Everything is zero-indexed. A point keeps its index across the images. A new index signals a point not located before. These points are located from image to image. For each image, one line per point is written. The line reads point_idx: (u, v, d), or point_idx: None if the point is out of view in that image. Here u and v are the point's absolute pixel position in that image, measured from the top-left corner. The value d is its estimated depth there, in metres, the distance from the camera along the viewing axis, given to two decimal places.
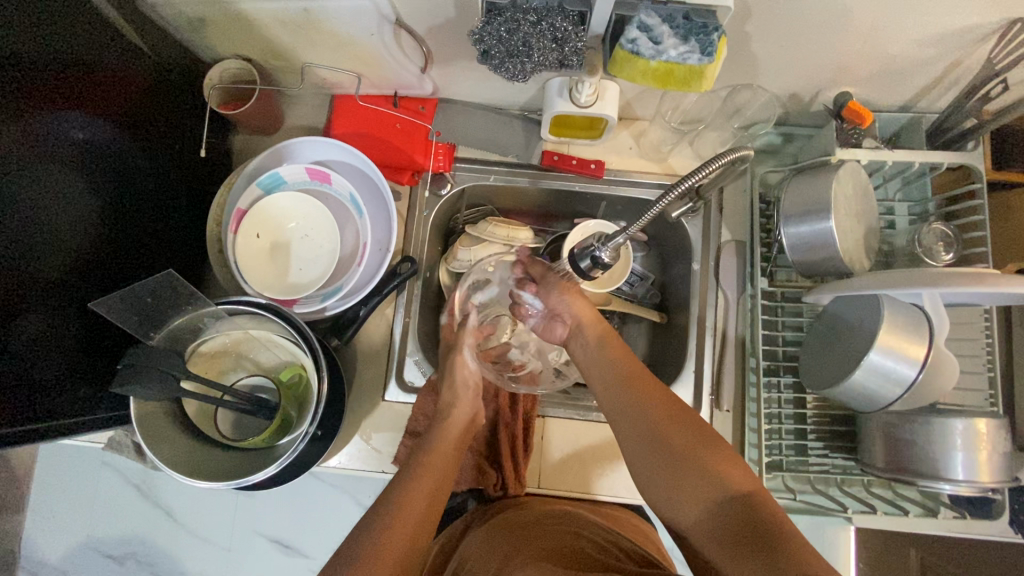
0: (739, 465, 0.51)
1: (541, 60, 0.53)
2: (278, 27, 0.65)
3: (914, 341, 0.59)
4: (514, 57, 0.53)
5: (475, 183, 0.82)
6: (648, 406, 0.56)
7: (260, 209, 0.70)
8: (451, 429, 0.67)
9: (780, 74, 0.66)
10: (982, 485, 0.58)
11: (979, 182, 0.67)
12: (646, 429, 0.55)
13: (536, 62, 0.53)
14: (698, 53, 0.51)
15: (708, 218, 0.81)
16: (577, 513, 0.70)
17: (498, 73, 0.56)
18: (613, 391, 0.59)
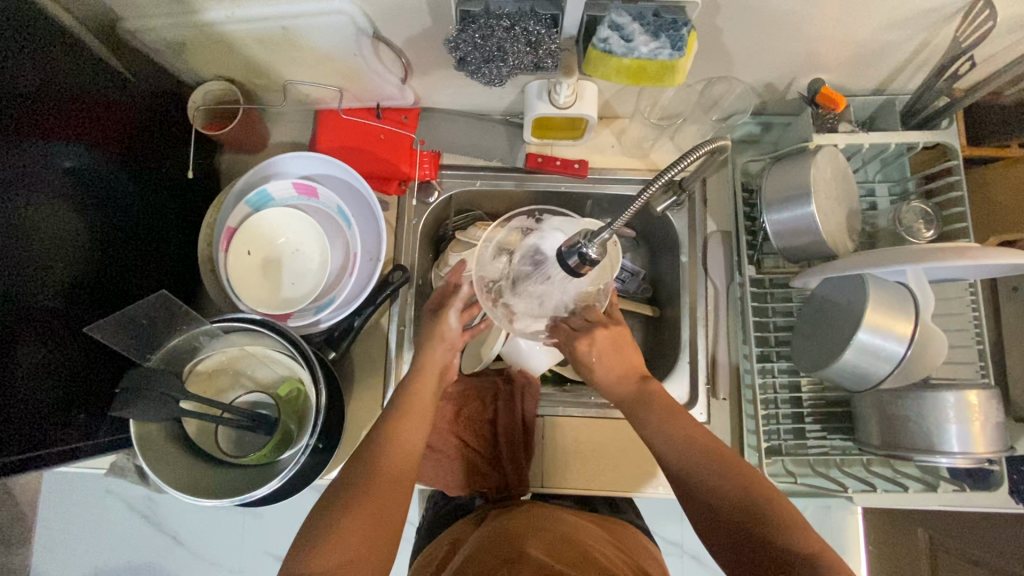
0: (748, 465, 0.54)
1: (516, 63, 0.55)
2: (258, 46, 0.66)
3: (902, 319, 0.60)
4: (490, 62, 0.54)
5: (461, 189, 0.83)
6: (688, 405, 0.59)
7: (250, 227, 0.71)
8: (405, 426, 0.63)
9: (753, 64, 0.68)
10: (977, 456, 0.59)
11: (956, 160, 0.68)
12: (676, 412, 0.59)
13: (513, 65, 0.55)
14: (668, 48, 0.52)
15: (693, 211, 0.82)
16: (577, 525, 0.70)
17: (475, 79, 0.58)
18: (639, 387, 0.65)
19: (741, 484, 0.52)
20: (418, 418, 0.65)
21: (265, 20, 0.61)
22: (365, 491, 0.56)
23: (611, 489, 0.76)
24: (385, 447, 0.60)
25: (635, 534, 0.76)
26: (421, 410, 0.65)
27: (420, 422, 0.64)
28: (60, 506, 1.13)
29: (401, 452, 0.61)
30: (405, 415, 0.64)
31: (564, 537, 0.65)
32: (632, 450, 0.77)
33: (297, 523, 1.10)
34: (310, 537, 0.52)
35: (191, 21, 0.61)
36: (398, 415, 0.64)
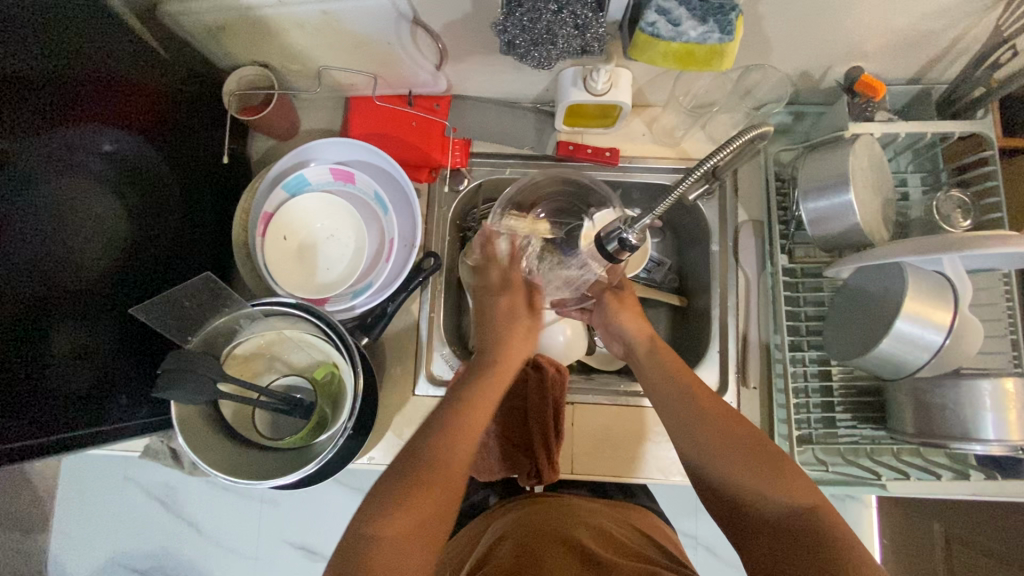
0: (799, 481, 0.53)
1: (564, 46, 0.55)
2: (295, 31, 0.66)
3: (940, 309, 0.59)
4: (539, 45, 0.54)
5: (491, 177, 0.84)
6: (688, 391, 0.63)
7: (286, 211, 0.71)
8: (492, 394, 0.64)
9: (791, 52, 0.67)
10: (1013, 444, 0.59)
11: (991, 149, 0.68)
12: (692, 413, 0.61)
13: (561, 49, 0.55)
14: (717, 33, 0.51)
15: (723, 200, 0.82)
16: (608, 515, 0.72)
17: (521, 62, 0.58)
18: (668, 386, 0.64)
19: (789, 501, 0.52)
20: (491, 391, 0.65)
21: (306, 5, 0.61)
22: (428, 491, 0.52)
23: (642, 477, 0.77)
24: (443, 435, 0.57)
25: (658, 522, 0.77)
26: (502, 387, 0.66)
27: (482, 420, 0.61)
28: (82, 492, 1.14)
29: (482, 418, 0.61)
30: (462, 413, 0.60)
31: (594, 527, 0.66)
32: (663, 438, 0.77)
33: (318, 511, 1.11)
34: (378, 500, 0.51)
35: (232, 5, 0.61)
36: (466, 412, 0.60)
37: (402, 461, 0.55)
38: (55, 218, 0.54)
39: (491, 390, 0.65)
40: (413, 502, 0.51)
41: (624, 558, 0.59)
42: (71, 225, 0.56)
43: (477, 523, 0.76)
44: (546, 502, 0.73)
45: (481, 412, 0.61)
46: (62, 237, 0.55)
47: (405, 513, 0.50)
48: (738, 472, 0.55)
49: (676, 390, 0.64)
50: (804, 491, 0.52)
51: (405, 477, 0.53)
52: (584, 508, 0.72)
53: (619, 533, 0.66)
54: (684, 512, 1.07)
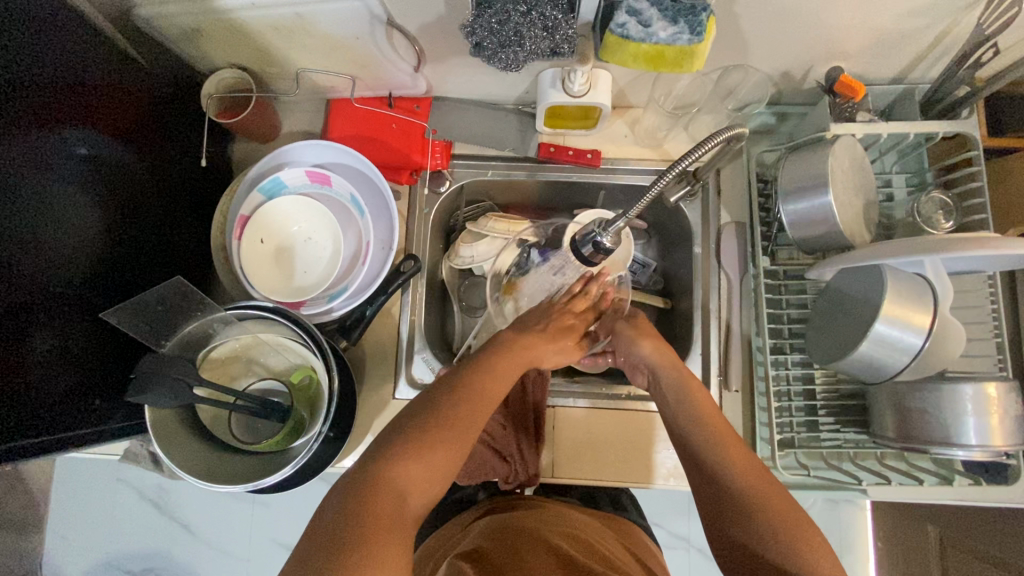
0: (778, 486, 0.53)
1: (532, 48, 0.54)
2: (271, 33, 0.66)
3: (920, 312, 0.59)
4: (507, 47, 0.54)
5: (472, 179, 0.83)
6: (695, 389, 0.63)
7: (263, 214, 0.70)
8: (506, 370, 0.62)
9: (770, 52, 0.67)
10: (995, 450, 0.58)
11: (976, 150, 0.66)
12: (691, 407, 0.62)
13: (529, 50, 0.54)
14: (687, 33, 0.51)
15: (706, 201, 0.81)
16: (588, 525, 0.71)
17: (491, 64, 0.57)
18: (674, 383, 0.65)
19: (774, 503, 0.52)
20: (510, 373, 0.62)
21: (279, 7, 0.60)
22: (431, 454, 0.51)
23: (622, 482, 0.76)
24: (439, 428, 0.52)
25: (634, 528, 0.77)
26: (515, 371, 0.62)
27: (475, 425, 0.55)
28: (73, 494, 1.15)
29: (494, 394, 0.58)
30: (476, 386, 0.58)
31: (570, 533, 0.66)
32: (643, 441, 0.77)
33: (306, 513, 1.11)
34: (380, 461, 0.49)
35: (205, 7, 0.61)
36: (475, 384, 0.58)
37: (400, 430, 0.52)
38: (35, 221, 0.54)
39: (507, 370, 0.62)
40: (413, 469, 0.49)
41: (603, 568, 0.59)
42: (49, 228, 0.56)
43: (453, 524, 0.76)
44: (522, 506, 0.73)
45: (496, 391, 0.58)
46: (41, 241, 0.55)
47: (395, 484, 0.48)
48: (757, 490, 0.52)
49: (680, 386, 0.64)
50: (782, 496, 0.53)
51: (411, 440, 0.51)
52: (567, 517, 0.71)
53: (597, 544, 0.65)
54: (671, 514, 1.07)
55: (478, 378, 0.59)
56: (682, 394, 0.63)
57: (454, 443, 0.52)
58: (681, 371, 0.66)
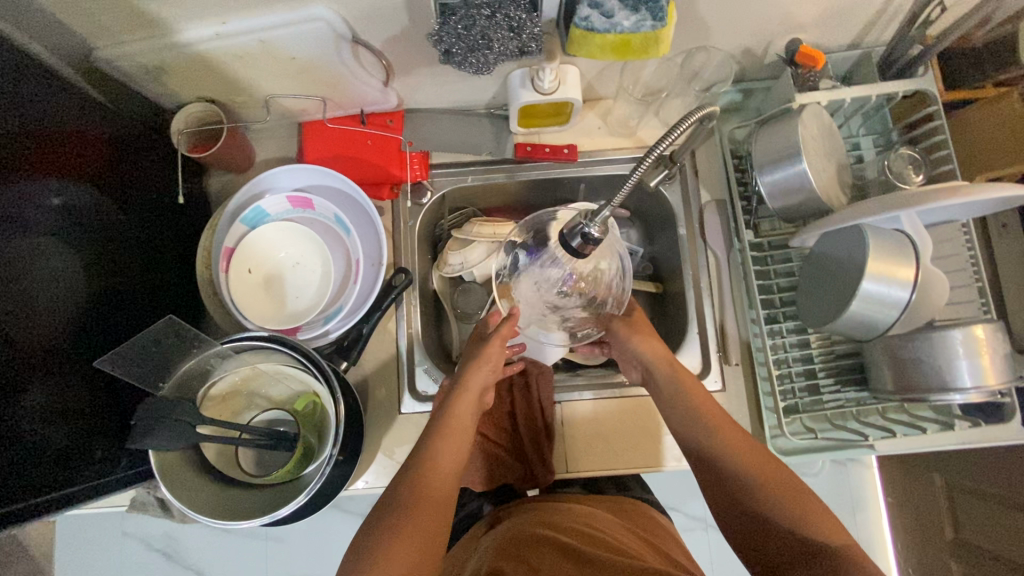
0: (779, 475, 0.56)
1: (500, 50, 0.54)
2: (235, 62, 0.66)
3: (903, 266, 0.60)
4: (475, 51, 0.54)
5: (453, 186, 0.84)
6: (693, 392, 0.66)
7: (248, 244, 0.69)
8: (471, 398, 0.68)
9: (729, 31, 0.68)
10: (989, 389, 0.60)
11: (936, 104, 0.69)
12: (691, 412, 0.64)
13: (498, 52, 0.55)
14: (650, 20, 0.51)
15: (685, 183, 0.83)
16: (606, 519, 0.71)
17: (462, 70, 0.57)
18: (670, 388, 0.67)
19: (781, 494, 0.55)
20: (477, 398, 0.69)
21: (241, 35, 0.60)
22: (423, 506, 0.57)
23: (635, 467, 0.77)
24: (435, 458, 0.62)
25: (650, 514, 0.78)
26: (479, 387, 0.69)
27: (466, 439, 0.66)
28: (78, 553, 1.11)
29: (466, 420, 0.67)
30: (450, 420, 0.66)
31: (576, 531, 0.66)
32: (652, 427, 0.78)
33: (322, 541, 1.09)
34: (384, 517, 0.55)
35: (167, 43, 0.60)
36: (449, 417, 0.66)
37: (396, 487, 0.59)
38: (14, 277, 0.53)
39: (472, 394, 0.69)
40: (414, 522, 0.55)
41: (613, 556, 0.58)
42: (29, 283, 0.54)
43: (478, 529, 0.76)
44: (535, 509, 0.73)
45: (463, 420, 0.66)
46: (22, 296, 0.54)
47: (402, 534, 0.53)
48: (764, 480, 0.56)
49: (678, 390, 0.67)
50: (785, 483, 0.56)
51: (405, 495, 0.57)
52: (580, 515, 0.71)
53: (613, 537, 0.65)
54: (685, 496, 1.08)
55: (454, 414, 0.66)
56: (678, 396, 0.66)
57: (446, 453, 0.62)
58: (678, 374, 0.68)
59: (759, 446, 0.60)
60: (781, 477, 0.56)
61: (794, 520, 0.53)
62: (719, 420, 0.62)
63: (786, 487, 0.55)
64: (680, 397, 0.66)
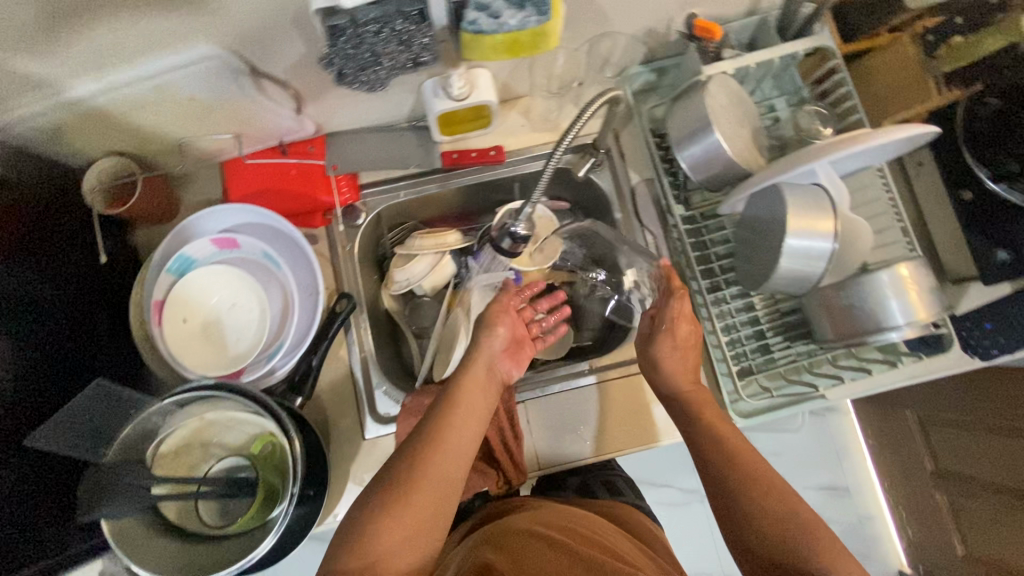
0: (780, 493, 0.58)
1: (392, 64, 0.56)
2: (135, 111, 0.64)
3: (823, 217, 0.62)
4: (365, 69, 0.57)
5: (387, 204, 0.83)
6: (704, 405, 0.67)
7: (178, 292, 0.67)
8: (472, 389, 0.65)
9: (628, 14, 0.70)
10: (923, 323, 0.62)
11: (835, 59, 0.72)
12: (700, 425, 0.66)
13: (388, 66, 0.57)
14: (535, 15, 0.52)
15: (614, 167, 0.84)
16: (586, 517, 0.72)
17: (357, 86, 0.60)
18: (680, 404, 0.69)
19: (784, 512, 0.56)
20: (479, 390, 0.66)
21: (134, 83, 0.58)
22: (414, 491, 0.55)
23: (607, 452, 0.78)
24: (436, 444, 0.58)
25: (636, 516, 0.82)
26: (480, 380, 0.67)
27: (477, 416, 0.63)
28: None
29: (471, 406, 0.64)
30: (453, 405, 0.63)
31: (564, 527, 0.67)
32: (617, 411, 0.78)
33: None
34: (368, 501, 0.55)
35: (57, 102, 0.58)
36: (448, 399, 0.63)
37: (389, 472, 0.58)
38: None
39: (477, 385, 0.66)
40: (402, 507, 0.54)
41: (601, 553, 0.60)
42: None
43: (457, 532, 0.77)
44: (515, 508, 0.73)
45: (466, 406, 0.63)
46: None
47: (384, 520, 0.53)
48: (763, 499, 0.58)
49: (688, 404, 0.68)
50: (785, 501, 0.57)
51: (390, 480, 0.56)
52: (566, 513, 0.72)
53: (605, 538, 0.66)
54: (672, 472, 1.12)
55: (455, 402, 0.63)
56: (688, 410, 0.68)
57: (450, 442, 0.59)
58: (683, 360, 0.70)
59: (763, 461, 0.61)
60: (784, 498, 0.58)
61: (796, 540, 0.55)
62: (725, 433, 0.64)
63: (788, 506, 0.57)
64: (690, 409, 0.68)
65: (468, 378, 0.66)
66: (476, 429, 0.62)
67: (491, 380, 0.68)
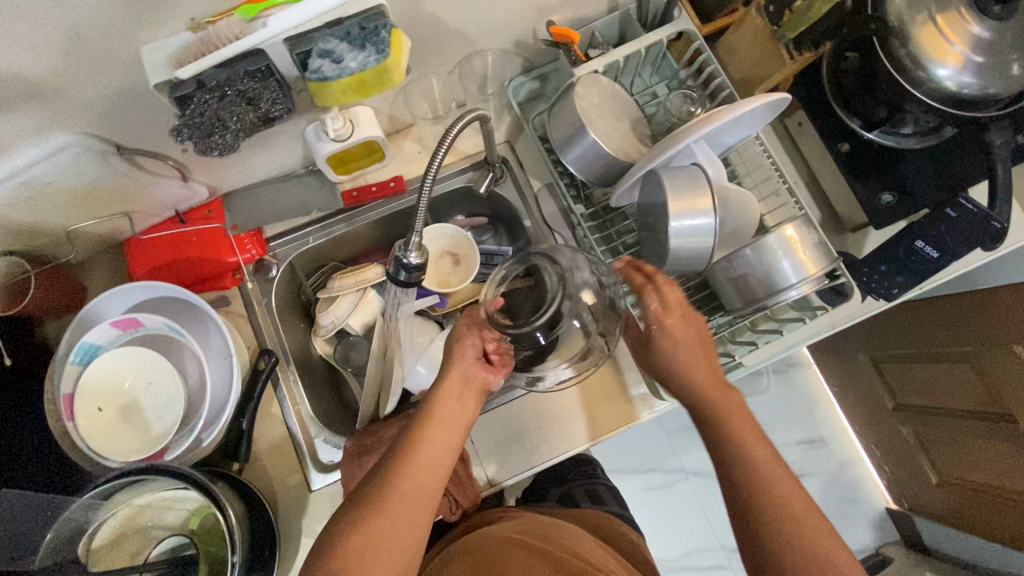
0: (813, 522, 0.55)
1: (240, 124, 0.57)
2: (10, 211, 0.63)
3: (702, 197, 0.64)
4: (213, 132, 0.56)
5: (296, 252, 0.84)
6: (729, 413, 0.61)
7: (86, 382, 0.66)
8: (452, 409, 0.64)
9: (489, 33, 0.72)
10: (815, 277, 0.64)
11: (698, 40, 0.74)
12: (728, 436, 0.61)
13: (236, 129, 0.57)
14: (373, 54, 0.55)
15: (515, 177, 0.86)
16: (549, 525, 0.74)
17: (203, 151, 0.59)
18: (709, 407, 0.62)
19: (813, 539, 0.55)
20: (459, 411, 0.64)
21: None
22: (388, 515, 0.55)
23: (554, 455, 0.79)
24: (409, 467, 0.58)
25: (613, 524, 0.88)
26: (459, 397, 0.65)
27: (453, 426, 0.63)
28: None
29: (449, 431, 0.62)
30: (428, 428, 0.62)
31: (541, 533, 0.70)
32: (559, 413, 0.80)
33: None
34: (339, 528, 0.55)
35: None
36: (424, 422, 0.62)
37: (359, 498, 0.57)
38: None
39: (456, 404, 0.65)
40: (373, 529, 0.54)
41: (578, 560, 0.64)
42: None
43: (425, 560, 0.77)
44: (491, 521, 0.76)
45: (446, 430, 0.62)
46: None
47: (355, 541, 0.53)
48: (792, 525, 0.55)
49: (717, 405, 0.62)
50: (815, 528, 0.55)
51: (363, 505, 0.56)
52: (535, 523, 0.74)
53: (579, 545, 0.70)
54: None
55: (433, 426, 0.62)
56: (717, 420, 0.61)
57: (427, 471, 0.59)
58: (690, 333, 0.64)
59: (791, 481, 0.58)
60: (815, 524, 0.55)
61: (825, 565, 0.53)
62: (754, 450, 0.59)
63: (819, 531, 0.55)
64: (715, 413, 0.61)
65: (447, 397, 0.65)
66: (451, 442, 0.62)
67: (472, 388, 0.67)
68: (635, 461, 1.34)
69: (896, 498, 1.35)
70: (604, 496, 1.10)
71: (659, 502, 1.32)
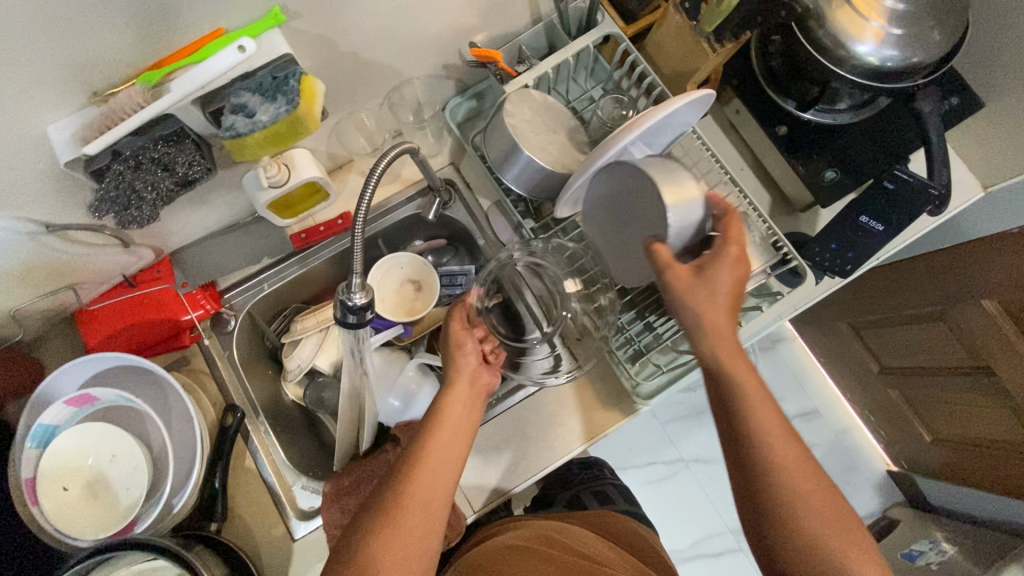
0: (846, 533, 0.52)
1: (157, 193, 0.57)
2: None
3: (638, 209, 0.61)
4: (134, 205, 0.57)
5: (252, 300, 0.82)
6: (766, 419, 0.53)
7: (46, 465, 0.65)
8: (454, 413, 0.63)
9: (413, 61, 0.72)
10: None
11: (625, 42, 0.74)
12: (769, 441, 0.53)
13: (154, 199, 0.58)
14: (284, 104, 0.55)
15: (463, 198, 0.86)
16: (552, 529, 0.74)
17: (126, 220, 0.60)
18: (752, 409, 0.53)
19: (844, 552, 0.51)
20: (463, 415, 0.64)
21: None
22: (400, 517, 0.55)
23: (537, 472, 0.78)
24: (419, 467, 0.58)
25: (633, 526, 0.87)
26: (462, 403, 0.64)
27: (460, 432, 0.62)
28: None
29: (457, 432, 0.62)
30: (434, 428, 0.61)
31: (548, 540, 0.70)
32: (535, 431, 0.79)
33: None
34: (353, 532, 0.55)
35: None
36: (432, 423, 0.62)
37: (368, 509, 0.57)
38: None
39: (463, 403, 0.64)
40: (384, 539, 0.53)
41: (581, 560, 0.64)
42: None
43: None
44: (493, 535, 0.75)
45: (451, 432, 0.61)
46: None
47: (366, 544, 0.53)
48: (824, 535, 0.51)
49: (759, 409, 0.54)
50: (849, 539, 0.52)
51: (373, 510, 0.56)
52: (539, 528, 0.74)
53: (586, 547, 0.69)
54: None
55: (439, 427, 0.62)
56: (755, 422, 0.53)
57: (436, 471, 0.58)
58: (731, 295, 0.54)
59: (828, 484, 0.53)
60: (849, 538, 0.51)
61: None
62: (791, 456, 0.53)
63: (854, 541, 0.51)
64: (749, 422, 0.53)
65: (451, 398, 0.64)
66: (461, 444, 0.61)
67: (479, 392, 0.67)
68: (632, 457, 1.33)
69: (894, 460, 1.35)
70: (614, 496, 1.11)
71: (661, 495, 1.31)
